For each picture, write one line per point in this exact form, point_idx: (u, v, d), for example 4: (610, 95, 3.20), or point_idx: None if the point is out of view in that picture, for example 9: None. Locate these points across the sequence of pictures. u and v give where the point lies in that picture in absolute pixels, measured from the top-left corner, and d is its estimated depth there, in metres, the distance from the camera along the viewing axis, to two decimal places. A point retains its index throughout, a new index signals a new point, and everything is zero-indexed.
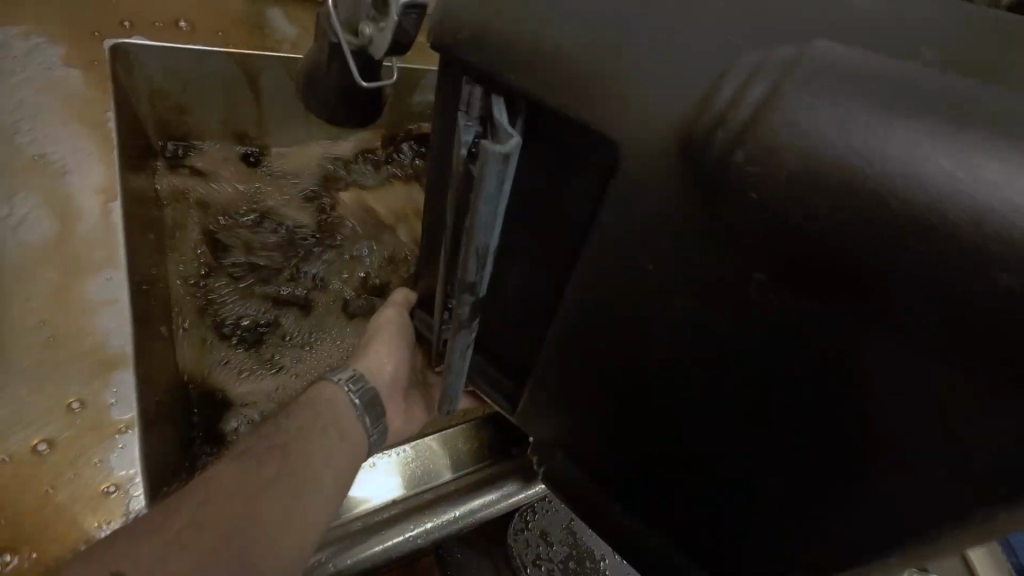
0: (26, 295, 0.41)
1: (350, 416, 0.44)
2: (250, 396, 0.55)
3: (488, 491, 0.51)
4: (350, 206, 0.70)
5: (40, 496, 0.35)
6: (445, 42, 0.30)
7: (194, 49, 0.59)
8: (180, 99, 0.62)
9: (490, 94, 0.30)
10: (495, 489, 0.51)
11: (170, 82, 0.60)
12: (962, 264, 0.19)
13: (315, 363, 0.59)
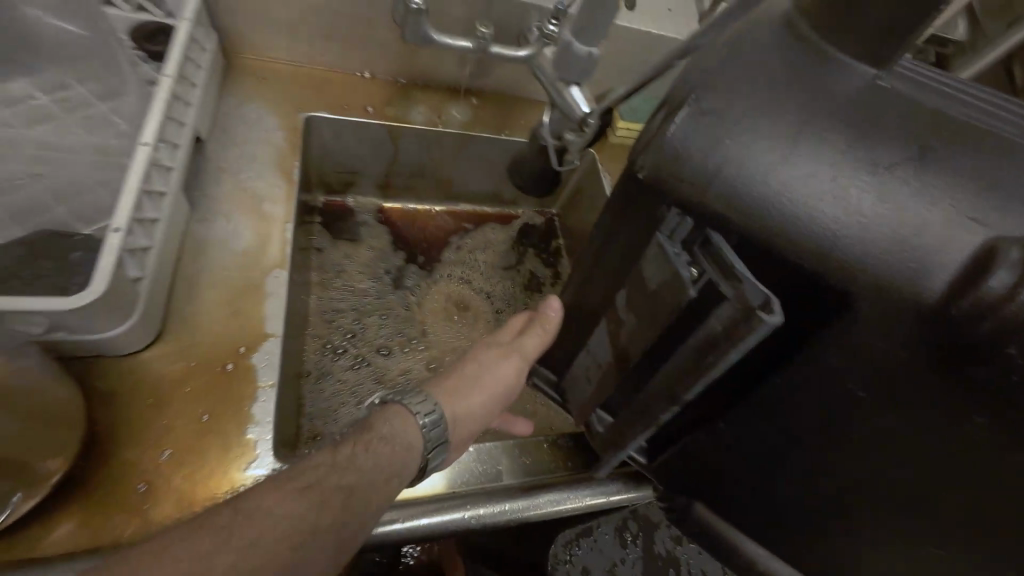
0: (220, 285, 0.55)
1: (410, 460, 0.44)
2: (359, 396, 0.69)
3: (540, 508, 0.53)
4: (454, 255, 0.85)
5: (206, 427, 0.48)
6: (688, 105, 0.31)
7: (357, 122, 0.74)
8: (339, 160, 0.79)
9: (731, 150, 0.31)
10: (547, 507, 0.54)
11: (335, 145, 0.77)
12: (1008, 360, 0.29)
13: (411, 375, 0.73)
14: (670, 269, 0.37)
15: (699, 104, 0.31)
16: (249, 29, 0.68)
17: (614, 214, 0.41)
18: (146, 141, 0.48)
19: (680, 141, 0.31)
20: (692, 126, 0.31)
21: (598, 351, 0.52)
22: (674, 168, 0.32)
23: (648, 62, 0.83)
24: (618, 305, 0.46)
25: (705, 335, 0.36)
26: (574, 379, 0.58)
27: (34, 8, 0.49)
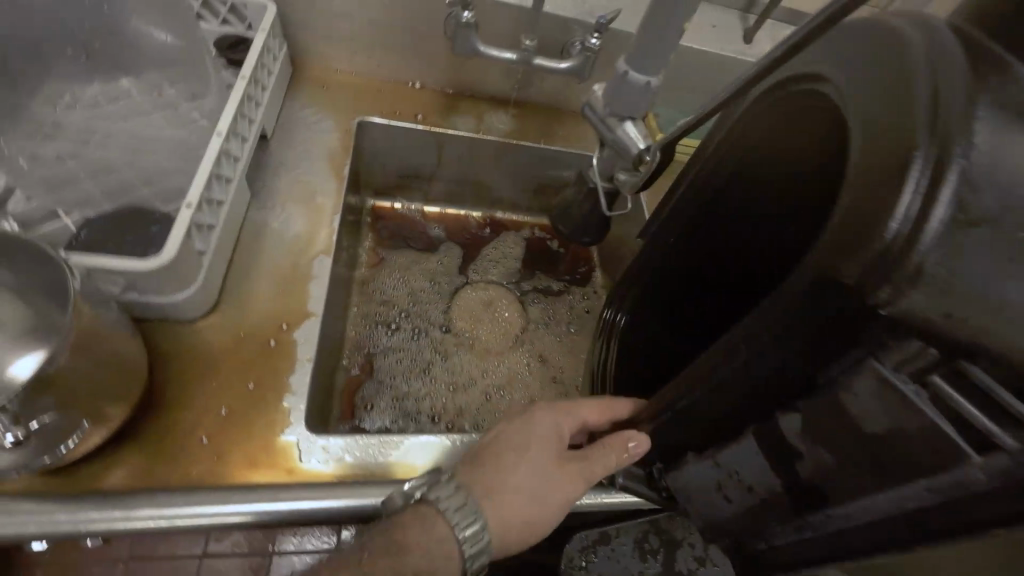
0: (270, 268, 0.60)
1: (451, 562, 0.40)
2: (395, 377, 0.73)
3: None
4: (495, 255, 0.89)
5: (245, 394, 0.52)
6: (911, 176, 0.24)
7: (406, 127, 0.79)
8: (388, 163, 0.84)
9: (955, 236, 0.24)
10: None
11: (385, 149, 0.82)
12: None
13: (440, 368, 0.75)
14: (915, 416, 0.27)
15: (919, 180, 0.24)
16: (316, 41, 0.76)
17: (795, 341, 0.29)
18: (222, 132, 0.54)
19: (929, 241, 0.23)
20: (933, 205, 0.23)
21: (740, 469, 0.39)
22: (916, 266, 0.24)
23: (689, 78, 0.85)
24: (779, 433, 0.34)
25: (953, 479, 0.28)
26: (695, 492, 0.43)
27: (143, 18, 0.57)
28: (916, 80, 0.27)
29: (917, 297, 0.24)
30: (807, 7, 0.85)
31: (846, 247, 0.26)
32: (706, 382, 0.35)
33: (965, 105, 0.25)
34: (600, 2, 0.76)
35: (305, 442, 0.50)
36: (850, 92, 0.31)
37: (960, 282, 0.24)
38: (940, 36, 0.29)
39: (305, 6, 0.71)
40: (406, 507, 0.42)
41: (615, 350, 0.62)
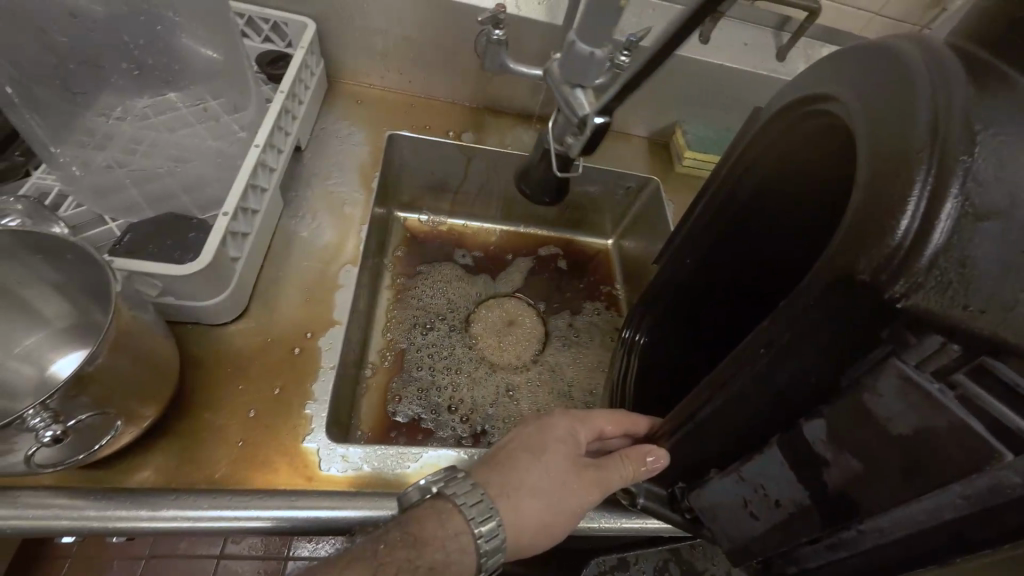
0: (299, 275, 0.62)
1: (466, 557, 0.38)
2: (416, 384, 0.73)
3: None
4: (518, 270, 0.90)
5: (270, 398, 0.53)
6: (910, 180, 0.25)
7: (434, 140, 0.81)
8: (416, 175, 0.86)
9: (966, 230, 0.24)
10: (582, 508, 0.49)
11: (414, 162, 0.84)
12: None
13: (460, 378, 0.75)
14: (941, 417, 0.27)
15: (927, 179, 0.24)
16: (350, 57, 0.78)
17: (812, 345, 0.29)
18: (260, 143, 0.56)
19: (943, 232, 0.24)
20: (944, 200, 0.24)
21: (767, 485, 0.37)
22: (929, 258, 0.24)
23: (718, 95, 0.84)
24: (803, 441, 0.34)
25: (988, 483, 0.26)
26: (720, 511, 0.41)
27: (189, 34, 0.59)
28: (918, 87, 0.28)
29: (935, 292, 0.24)
30: (843, 26, 0.83)
31: (858, 244, 0.26)
32: (724, 391, 0.35)
33: (967, 109, 0.25)
34: (630, 21, 0.77)
35: (325, 451, 0.50)
36: (855, 102, 0.32)
37: (976, 282, 0.24)
38: (957, 48, 0.29)
39: (342, 25, 0.74)
40: (423, 502, 0.40)
41: (636, 364, 0.63)
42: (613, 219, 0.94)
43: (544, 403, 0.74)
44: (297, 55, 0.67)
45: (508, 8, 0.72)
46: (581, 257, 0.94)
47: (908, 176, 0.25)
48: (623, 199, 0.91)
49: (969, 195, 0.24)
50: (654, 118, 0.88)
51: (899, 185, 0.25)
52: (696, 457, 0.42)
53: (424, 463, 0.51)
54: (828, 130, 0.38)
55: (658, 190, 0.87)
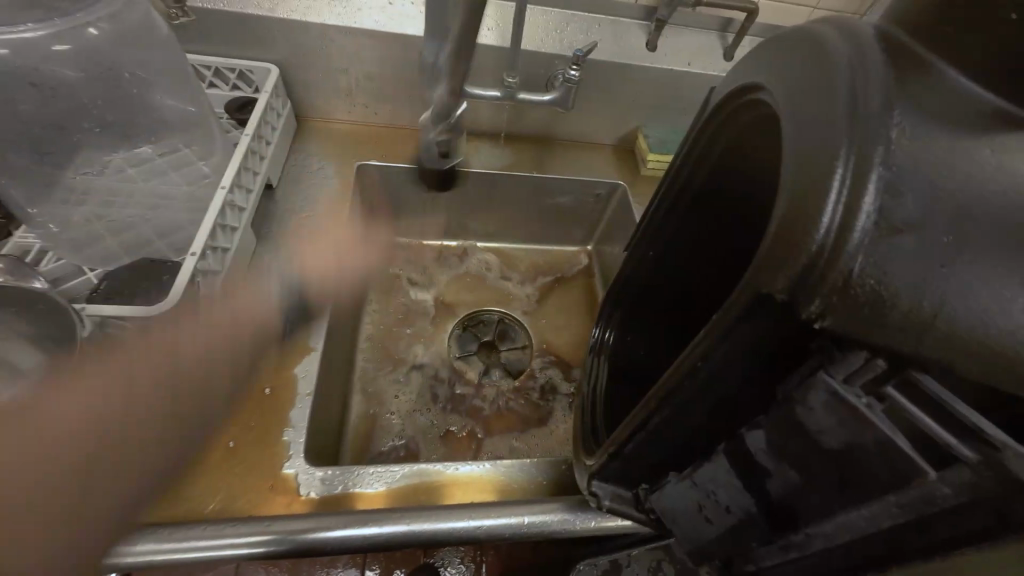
0: (275, 308, 0.64)
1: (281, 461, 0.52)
2: (401, 404, 0.73)
3: (549, 510, 0.49)
4: (499, 285, 0.92)
5: (249, 427, 0.54)
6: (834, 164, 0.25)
7: (401, 166, 0.84)
8: (391, 202, 0.88)
9: (883, 219, 0.24)
10: (559, 510, 0.50)
11: (385, 189, 0.86)
12: None
13: (446, 395, 0.76)
14: (871, 432, 0.28)
15: (842, 187, 0.24)
16: (316, 97, 0.82)
17: (746, 355, 0.30)
18: (225, 185, 0.59)
19: (856, 247, 0.24)
20: (857, 215, 0.24)
21: (717, 492, 0.39)
22: (844, 275, 0.24)
23: (676, 97, 0.87)
24: (747, 449, 0.35)
25: (921, 494, 0.27)
26: (678, 513, 0.42)
27: (163, 91, 0.60)
28: (838, 92, 0.27)
29: (850, 317, 0.24)
30: (786, 22, 0.87)
31: (772, 258, 0.26)
32: (670, 400, 0.35)
33: (882, 114, 0.25)
34: (579, 37, 0.80)
35: (306, 475, 0.51)
36: (780, 95, 0.33)
37: (892, 286, 0.24)
38: (854, 31, 0.30)
39: (305, 68, 0.77)
40: (316, 479, 0.51)
41: (605, 364, 0.64)
42: (588, 224, 0.96)
43: (527, 414, 0.75)
44: (261, 99, 0.70)
45: None
46: (560, 271, 0.96)
47: (823, 186, 0.25)
48: (595, 209, 0.94)
49: (886, 210, 0.24)
50: (617, 126, 0.90)
51: (818, 172, 0.25)
52: (651, 462, 0.42)
53: (399, 483, 0.53)
54: (763, 119, 0.40)
55: (625, 196, 0.89)
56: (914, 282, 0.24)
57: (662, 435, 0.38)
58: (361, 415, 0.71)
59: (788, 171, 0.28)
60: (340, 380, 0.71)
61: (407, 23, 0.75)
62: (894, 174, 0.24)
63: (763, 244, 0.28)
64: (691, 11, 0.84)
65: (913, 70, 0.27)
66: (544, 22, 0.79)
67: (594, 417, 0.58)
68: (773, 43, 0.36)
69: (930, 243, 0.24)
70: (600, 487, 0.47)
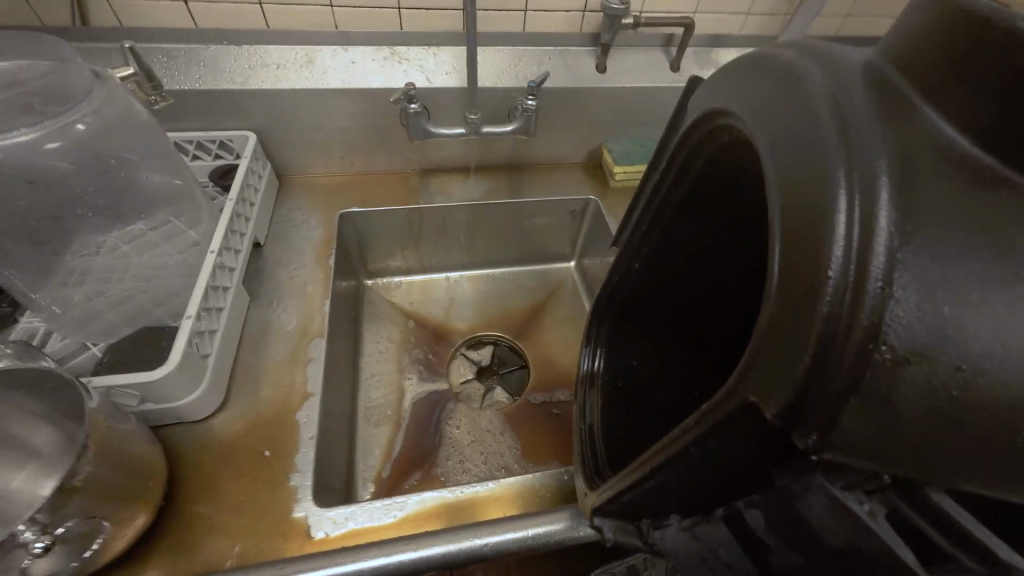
0: (272, 361, 0.66)
1: (288, 506, 0.54)
2: (406, 437, 0.75)
3: (553, 520, 0.51)
4: (489, 310, 0.94)
5: (258, 478, 0.56)
6: (839, 194, 0.23)
7: (380, 209, 0.88)
8: (376, 246, 0.92)
9: (893, 276, 0.22)
10: (563, 518, 0.52)
11: (368, 233, 0.90)
12: None
13: (449, 422, 0.77)
14: (869, 540, 0.28)
15: (851, 258, 0.22)
16: (294, 155, 0.86)
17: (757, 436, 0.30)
18: (214, 249, 0.62)
19: (869, 312, 0.22)
20: (864, 300, 0.22)
21: (718, 550, 0.40)
22: (840, 386, 0.23)
23: (632, 111, 0.91)
24: (748, 523, 0.37)
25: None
26: (681, 561, 0.43)
27: (150, 169, 0.63)
28: (827, 137, 0.26)
29: (845, 452, 0.24)
30: (723, 30, 0.93)
31: (772, 357, 0.25)
32: (685, 455, 0.34)
33: (871, 132, 0.25)
34: (532, 68, 0.86)
35: (317, 516, 0.53)
36: (754, 114, 0.33)
37: (905, 372, 0.22)
38: (830, 55, 0.30)
39: (281, 132, 0.83)
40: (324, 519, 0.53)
41: (598, 394, 0.65)
42: (569, 239, 0.99)
43: (530, 432, 0.77)
44: (242, 164, 0.75)
45: (418, 84, 0.81)
46: (547, 289, 0.99)
47: (825, 251, 0.23)
48: (572, 226, 0.97)
49: (893, 299, 0.22)
50: (581, 145, 0.95)
51: (819, 200, 0.24)
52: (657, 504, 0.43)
53: (408, 513, 0.54)
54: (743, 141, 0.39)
55: (599, 208, 0.93)
56: (923, 388, 0.23)
57: (673, 484, 0.39)
58: (368, 452, 0.73)
59: (779, 197, 0.27)
60: (345, 422, 0.72)
61: (372, 77, 0.80)
62: (901, 210, 0.22)
63: (778, 283, 0.26)
64: (633, 33, 0.89)
65: (902, 125, 0.25)
66: (499, 61, 0.85)
67: (595, 459, 0.58)
68: (752, 67, 0.35)
69: (940, 317, 0.22)
70: (601, 522, 0.49)
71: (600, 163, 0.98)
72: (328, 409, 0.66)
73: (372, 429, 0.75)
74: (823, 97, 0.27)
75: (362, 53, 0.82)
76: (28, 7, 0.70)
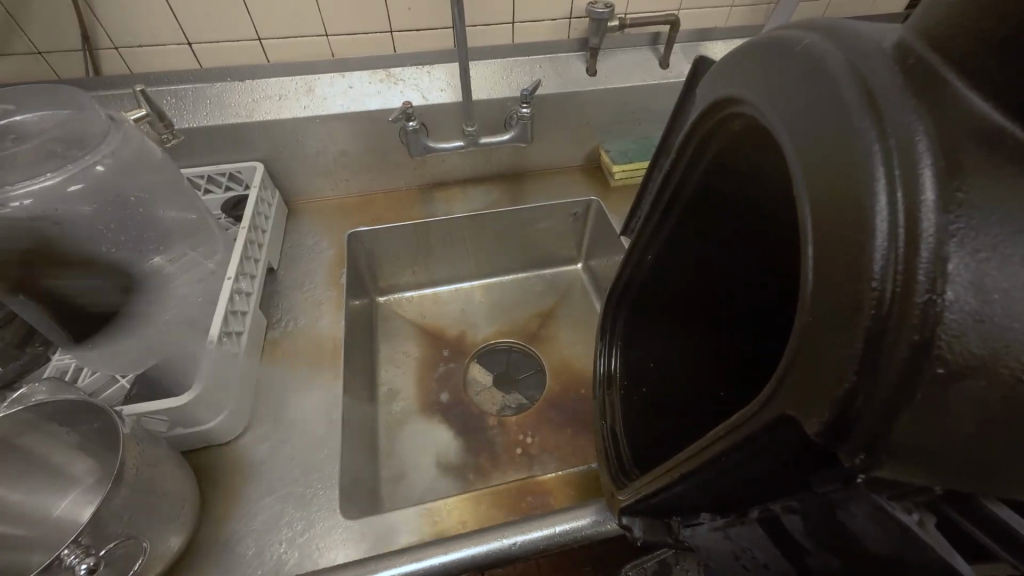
0: (294, 381, 0.67)
1: (317, 524, 0.54)
2: (429, 447, 0.76)
3: (578, 516, 0.51)
4: (501, 317, 0.95)
5: (289, 495, 0.57)
6: (875, 182, 0.23)
7: (387, 227, 0.90)
8: (386, 263, 0.94)
9: (943, 273, 0.21)
10: (588, 513, 0.52)
11: (376, 250, 0.92)
12: None
13: (468, 429, 0.78)
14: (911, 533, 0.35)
15: (894, 266, 0.22)
16: (301, 180, 0.89)
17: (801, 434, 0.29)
18: (231, 275, 0.65)
19: (922, 307, 0.21)
20: (914, 295, 0.21)
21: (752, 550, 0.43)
22: (894, 389, 0.23)
23: (626, 110, 0.93)
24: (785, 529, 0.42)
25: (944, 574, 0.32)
26: (713, 560, 0.44)
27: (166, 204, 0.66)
28: (860, 133, 0.25)
29: (892, 463, 0.25)
30: (709, 24, 0.94)
31: (811, 367, 0.26)
32: (722, 457, 0.34)
33: (904, 109, 0.24)
34: (524, 78, 0.88)
35: (346, 529, 0.54)
36: (769, 97, 0.33)
37: (964, 380, 0.22)
38: (841, 32, 0.30)
39: (287, 159, 0.85)
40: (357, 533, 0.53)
41: (619, 396, 0.65)
42: (575, 241, 1.00)
43: (550, 435, 0.77)
44: (252, 194, 0.78)
45: (414, 102, 0.83)
46: (557, 292, 1.00)
47: (867, 246, 0.23)
48: (577, 227, 0.98)
49: (944, 306, 0.21)
50: (579, 148, 0.97)
51: (853, 188, 0.24)
52: (689, 505, 0.43)
53: (433, 522, 0.54)
54: (756, 127, 0.39)
55: (602, 209, 0.93)
56: (982, 400, 0.22)
57: (710, 485, 0.38)
58: (392, 464, 0.74)
59: (810, 185, 0.27)
60: (368, 436, 0.74)
61: (369, 101, 0.83)
62: (944, 195, 0.22)
63: (817, 279, 0.25)
64: (620, 35, 0.91)
65: (934, 102, 0.24)
66: (491, 73, 0.87)
67: (621, 456, 0.58)
68: (768, 54, 0.34)
69: (990, 325, 0.21)
70: (630, 520, 0.46)
71: (599, 164, 1.00)
72: (350, 424, 0.68)
73: (395, 442, 0.76)
74: (845, 74, 0.27)
75: (358, 77, 0.85)
76: (44, 63, 0.75)
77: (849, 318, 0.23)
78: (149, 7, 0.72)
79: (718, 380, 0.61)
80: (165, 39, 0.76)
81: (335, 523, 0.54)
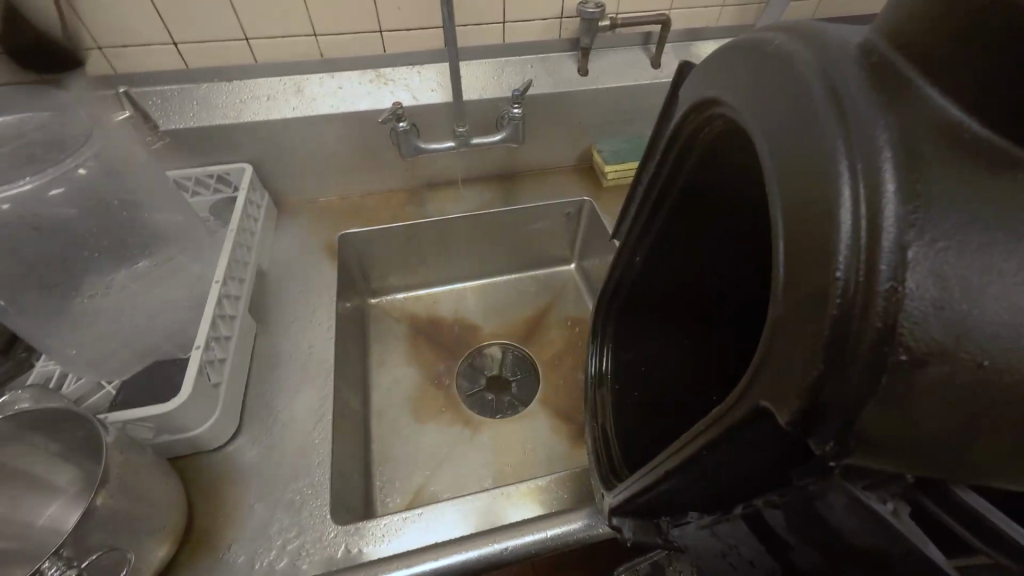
0: (282, 385, 0.67)
1: (307, 529, 0.54)
2: (421, 450, 0.75)
3: (571, 519, 0.51)
4: (494, 319, 0.95)
5: (278, 501, 0.56)
6: (839, 174, 0.23)
7: (377, 228, 0.89)
8: (377, 264, 0.93)
9: (904, 261, 0.21)
10: (580, 517, 0.51)
11: (367, 251, 0.91)
12: None
13: (461, 432, 0.78)
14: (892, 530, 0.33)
15: (859, 259, 0.22)
16: (290, 182, 0.88)
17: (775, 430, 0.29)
18: (218, 278, 0.64)
19: (883, 297, 0.21)
20: (876, 285, 0.21)
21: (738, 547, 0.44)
22: (861, 381, 0.22)
23: (618, 110, 0.93)
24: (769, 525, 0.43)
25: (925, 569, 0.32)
26: (701, 559, 0.45)
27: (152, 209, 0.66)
28: (827, 128, 0.24)
29: (862, 452, 0.25)
30: (701, 23, 0.94)
31: (781, 362, 0.25)
32: (701, 455, 0.33)
33: (870, 106, 0.24)
34: (515, 78, 0.88)
35: (337, 535, 0.53)
36: (745, 95, 0.33)
37: (925, 368, 0.22)
38: (816, 32, 0.30)
39: (276, 160, 0.84)
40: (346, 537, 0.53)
41: (609, 396, 0.65)
42: (568, 241, 1.00)
43: (544, 436, 0.77)
44: (240, 195, 0.77)
45: (405, 103, 0.83)
46: (551, 292, 1.00)
47: (831, 236, 0.22)
48: (570, 227, 0.98)
49: (906, 295, 0.21)
50: (571, 148, 0.97)
51: (821, 180, 0.24)
52: (675, 505, 0.43)
53: (424, 525, 0.54)
54: (733, 126, 0.39)
55: (594, 209, 0.93)
56: (942, 384, 0.22)
57: (692, 483, 0.38)
58: (385, 467, 0.73)
59: (780, 179, 0.26)
60: (360, 439, 0.73)
61: (360, 101, 0.82)
62: (907, 188, 0.22)
63: (786, 272, 0.25)
64: (612, 34, 0.91)
65: (901, 100, 0.24)
66: (482, 73, 0.87)
67: (610, 455, 0.58)
68: (744, 53, 0.34)
69: (951, 314, 0.21)
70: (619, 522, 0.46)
71: (591, 164, 0.99)
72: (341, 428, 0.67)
73: (387, 445, 0.75)
74: (818, 71, 0.27)
75: (348, 78, 0.84)
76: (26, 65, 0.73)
77: (817, 309, 0.23)
78: (133, 7, 0.71)
79: (707, 377, 0.61)
80: (151, 40, 0.75)
81: (325, 527, 0.54)
